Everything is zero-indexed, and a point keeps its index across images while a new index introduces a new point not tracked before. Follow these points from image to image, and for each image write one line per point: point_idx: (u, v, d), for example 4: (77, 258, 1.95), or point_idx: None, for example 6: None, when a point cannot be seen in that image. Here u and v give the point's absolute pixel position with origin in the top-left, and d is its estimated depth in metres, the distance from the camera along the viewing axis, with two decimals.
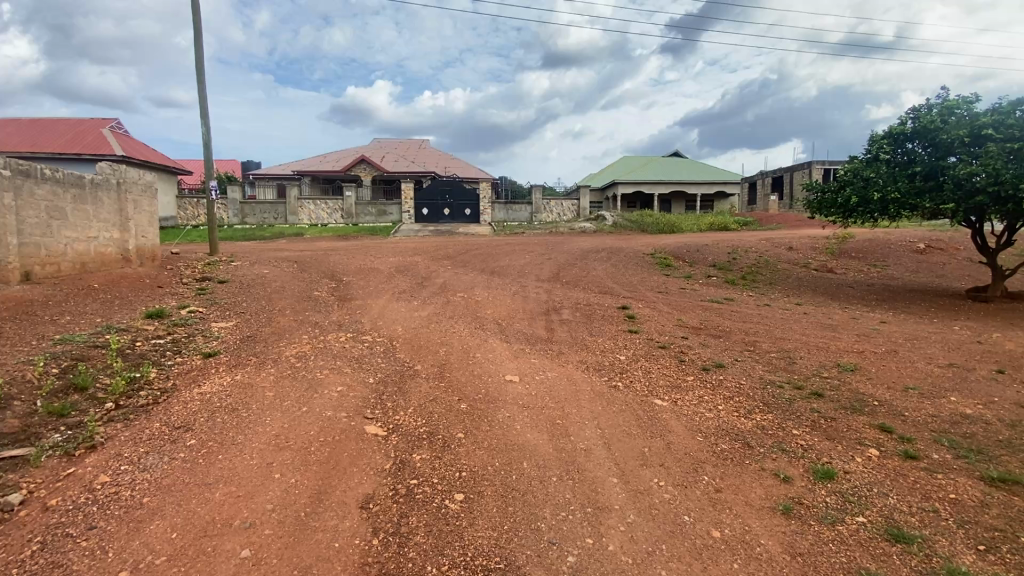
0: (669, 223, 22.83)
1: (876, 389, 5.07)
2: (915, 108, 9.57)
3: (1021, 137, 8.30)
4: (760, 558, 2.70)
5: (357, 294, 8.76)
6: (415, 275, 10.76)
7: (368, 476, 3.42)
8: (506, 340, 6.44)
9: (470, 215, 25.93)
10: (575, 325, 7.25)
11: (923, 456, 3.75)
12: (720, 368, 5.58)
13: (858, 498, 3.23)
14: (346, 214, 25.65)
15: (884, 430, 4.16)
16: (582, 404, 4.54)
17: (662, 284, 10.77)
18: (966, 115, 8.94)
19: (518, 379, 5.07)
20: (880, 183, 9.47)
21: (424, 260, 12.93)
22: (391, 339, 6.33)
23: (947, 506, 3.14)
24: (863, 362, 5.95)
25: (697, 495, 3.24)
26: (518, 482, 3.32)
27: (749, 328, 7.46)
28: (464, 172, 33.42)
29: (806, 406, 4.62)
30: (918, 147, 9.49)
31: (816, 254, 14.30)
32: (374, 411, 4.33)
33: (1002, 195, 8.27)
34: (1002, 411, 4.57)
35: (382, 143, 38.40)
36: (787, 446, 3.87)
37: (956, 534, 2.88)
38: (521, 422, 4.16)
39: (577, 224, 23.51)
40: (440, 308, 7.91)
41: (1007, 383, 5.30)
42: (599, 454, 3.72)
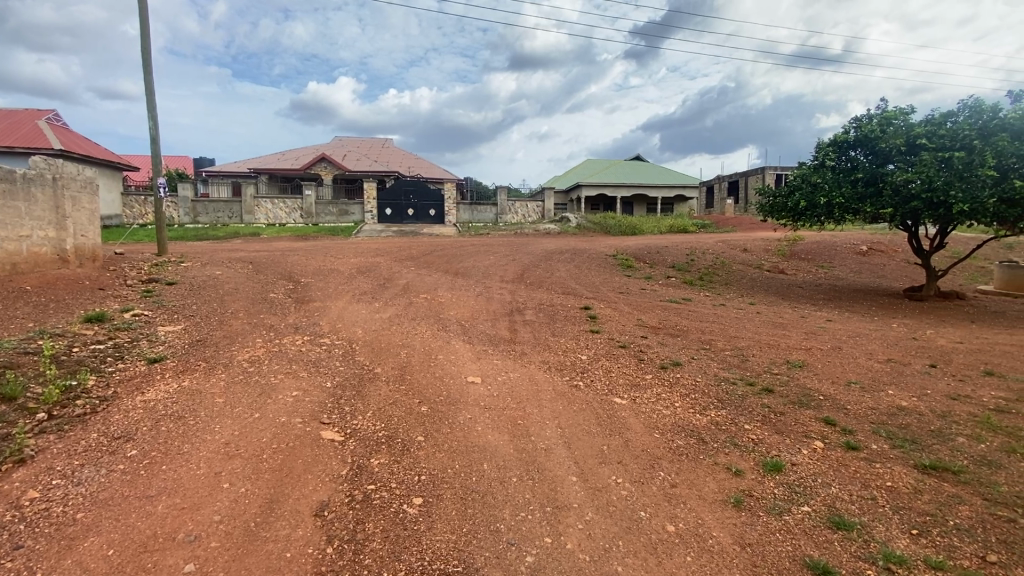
0: (631, 225, 23.37)
1: (822, 384, 5.32)
2: (858, 118, 10.13)
3: (951, 147, 8.89)
4: (712, 550, 2.77)
5: (316, 295, 8.55)
6: (377, 276, 10.64)
7: (324, 482, 3.33)
8: (469, 341, 6.43)
9: (435, 216, 25.69)
10: (539, 326, 7.30)
11: (863, 447, 3.96)
12: (677, 366, 5.73)
13: (805, 488, 3.37)
14: (306, 214, 24.96)
15: (829, 423, 4.37)
16: (543, 404, 4.57)
17: (623, 284, 11.01)
18: (903, 125, 9.49)
19: (480, 380, 5.06)
20: (826, 189, 9.95)
21: (387, 261, 12.75)
22: (351, 341, 6.20)
23: (884, 493, 3.33)
24: (810, 358, 6.23)
25: (653, 491, 3.31)
26: (477, 484, 3.30)
27: (705, 327, 7.66)
28: (429, 172, 33.14)
29: (757, 401, 4.80)
30: (860, 155, 10.04)
31: (768, 255, 14.91)
32: (331, 416, 4.22)
33: (934, 201, 8.86)
34: (934, 403, 4.88)
35: (344, 141, 37.71)
36: (738, 440, 4.01)
37: (891, 520, 3.05)
38: (482, 423, 4.15)
39: (541, 226, 23.76)
40: (403, 310, 7.85)
41: (938, 377, 5.67)
42: (559, 453, 3.74)
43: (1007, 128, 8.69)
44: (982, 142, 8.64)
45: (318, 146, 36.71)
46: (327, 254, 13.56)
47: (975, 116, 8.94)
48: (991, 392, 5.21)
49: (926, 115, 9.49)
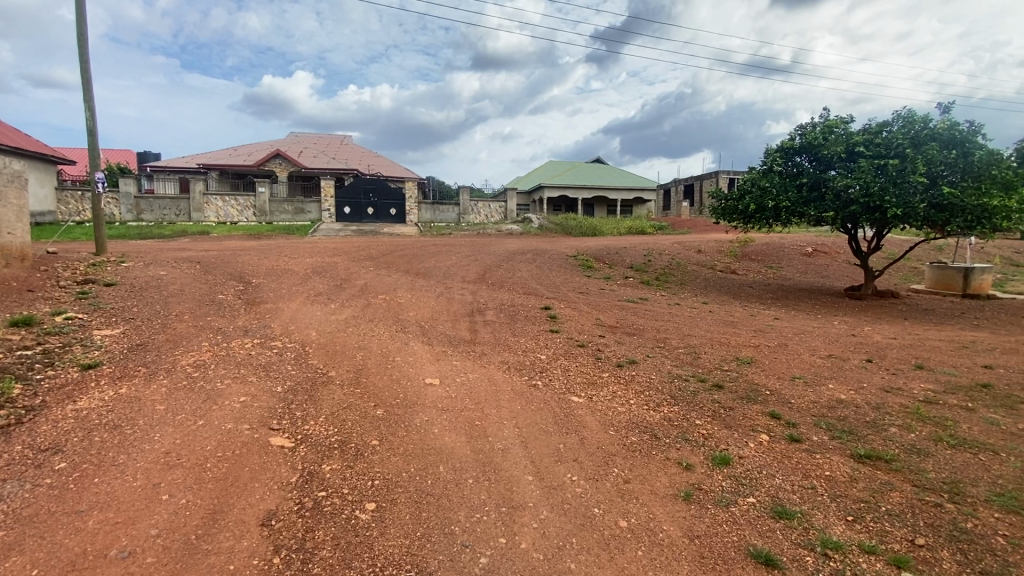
0: (591, 226, 23.74)
1: (769, 379, 5.56)
2: (802, 126, 10.65)
3: (886, 154, 9.45)
4: (662, 543, 2.84)
5: (268, 297, 8.25)
6: (334, 276, 10.37)
7: (272, 490, 3.21)
8: (428, 342, 6.35)
9: (395, 215, 25.28)
10: (499, 326, 7.31)
11: (805, 439, 4.16)
12: (633, 364, 5.86)
13: (750, 480, 3.51)
14: (259, 212, 24.06)
15: (774, 417, 4.57)
16: (501, 404, 4.57)
17: (583, 284, 11.17)
18: (844, 133, 10.04)
19: (438, 382, 5.00)
20: (774, 193, 10.43)
21: (344, 261, 12.44)
22: (304, 344, 6.02)
23: (823, 482, 3.51)
24: (758, 355, 6.50)
25: (607, 487, 3.36)
26: (433, 487, 3.26)
27: (661, 326, 7.86)
28: (390, 170, 32.59)
29: (708, 397, 4.96)
30: (805, 161, 10.53)
31: (721, 256, 15.46)
32: (281, 422, 4.07)
33: (871, 205, 9.42)
34: (870, 395, 5.18)
35: (301, 138, 36.59)
36: (690, 436, 4.13)
37: (829, 507, 3.22)
38: (439, 425, 4.11)
39: (504, 226, 23.80)
40: (360, 311, 7.68)
41: (873, 371, 6.03)
42: (515, 453, 3.75)
43: (936, 138, 9.32)
44: (914, 150, 9.25)
45: (273, 142, 35.46)
46: (282, 254, 13.12)
47: (907, 126, 9.55)
48: (921, 385, 5.58)
49: (864, 124, 10.07)
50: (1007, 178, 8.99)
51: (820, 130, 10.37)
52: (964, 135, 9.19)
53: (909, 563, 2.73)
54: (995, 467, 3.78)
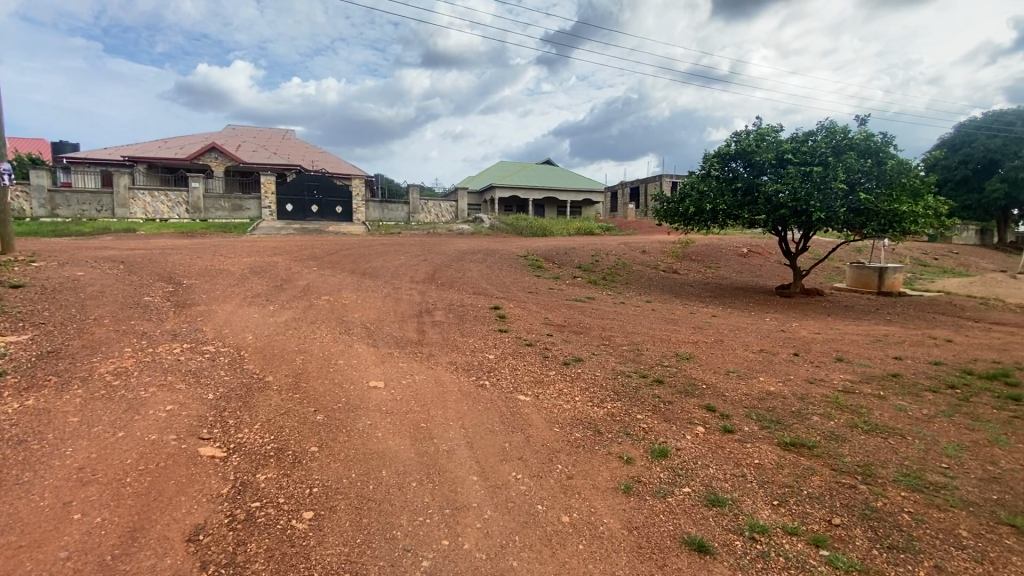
0: (541, 227, 24.01)
1: (706, 373, 5.83)
2: (737, 134, 11.22)
3: (811, 162, 10.14)
4: (602, 536, 2.91)
5: (200, 298, 7.78)
6: (274, 277, 9.93)
7: (200, 504, 3.03)
8: (373, 344, 6.21)
9: (341, 214, 24.53)
10: (447, 326, 7.25)
11: (737, 429, 4.39)
12: (579, 362, 5.98)
13: (686, 471, 3.66)
14: (193, 208, 22.66)
15: (710, 409, 4.79)
16: (447, 405, 4.53)
17: (532, 284, 11.25)
18: (774, 142, 10.68)
19: (383, 384, 4.90)
20: (711, 197, 10.96)
21: (285, 261, 11.93)
22: (240, 348, 5.73)
23: (752, 470, 3.72)
24: (696, 351, 6.81)
25: (550, 484, 3.41)
26: (374, 493, 3.18)
27: (607, 325, 8.06)
28: (335, 167, 31.59)
29: (649, 392, 5.14)
30: (739, 166, 11.10)
31: (664, 257, 16.06)
32: (212, 431, 3.86)
33: (798, 209, 10.09)
34: (796, 386, 5.55)
35: (239, 131, 34.79)
36: (631, 430, 4.26)
37: (757, 494, 3.42)
38: (383, 428, 4.02)
39: (454, 226, 23.64)
40: (302, 313, 7.40)
41: (800, 364, 6.46)
42: (460, 453, 3.73)
43: (854, 147, 10.09)
44: (835, 159, 9.97)
45: (207, 134, 33.50)
46: (217, 253, 12.42)
47: (829, 136, 10.28)
48: (841, 376, 6.03)
49: (792, 133, 10.74)
50: (914, 186, 9.87)
51: (754, 137, 10.97)
52: (878, 145, 9.99)
53: (827, 542, 2.94)
54: (902, 449, 4.14)
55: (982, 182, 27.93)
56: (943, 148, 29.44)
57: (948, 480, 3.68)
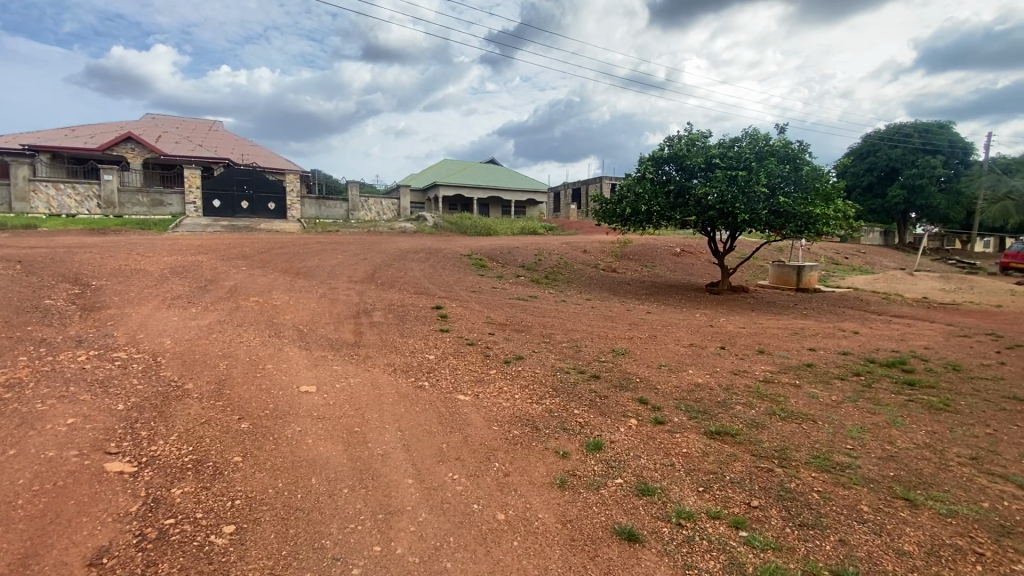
0: (485, 226, 24.01)
1: (640, 368, 6.06)
2: (669, 139, 11.73)
3: (736, 167, 10.76)
4: (537, 532, 2.95)
5: (111, 301, 7.14)
6: (198, 277, 9.31)
7: (105, 523, 2.78)
8: (306, 346, 5.97)
9: (274, 210, 23.34)
10: (386, 327, 7.08)
11: (667, 420, 4.59)
12: (520, 360, 6.03)
13: (619, 462, 3.78)
14: (105, 203, 20.82)
15: (642, 402, 4.97)
16: (384, 408, 4.43)
17: (475, 284, 11.21)
18: (704, 147, 11.27)
19: (314, 389, 4.70)
20: (646, 198, 11.40)
21: (211, 260, 11.20)
22: (156, 354, 5.32)
23: (680, 459, 3.90)
24: (632, 346, 7.05)
25: (487, 483, 3.41)
26: (302, 502, 3.05)
27: (547, 323, 8.17)
28: (269, 162, 30.04)
29: (587, 387, 5.26)
30: (672, 170, 11.60)
31: (604, 256, 16.51)
32: (121, 444, 3.56)
33: (724, 211, 10.69)
34: (722, 378, 5.89)
35: (159, 120, 32.30)
36: (568, 425, 4.35)
37: (684, 481, 3.59)
38: (313, 434, 3.87)
39: (396, 224, 23.15)
40: (229, 315, 6.98)
41: (726, 356, 6.85)
42: (395, 457, 3.66)
43: (774, 154, 10.83)
44: (757, 164, 10.66)
45: (121, 123, 30.82)
46: (132, 252, 11.45)
47: (753, 142, 10.98)
48: (761, 367, 6.45)
49: (719, 139, 11.38)
50: (826, 191, 10.72)
51: (685, 142, 11.52)
52: (795, 152, 10.78)
53: (745, 523, 3.13)
54: (813, 433, 4.49)
55: (885, 188, 30.85)
56: (852, 156, 32.18)
57: (851, 460, 4.03)
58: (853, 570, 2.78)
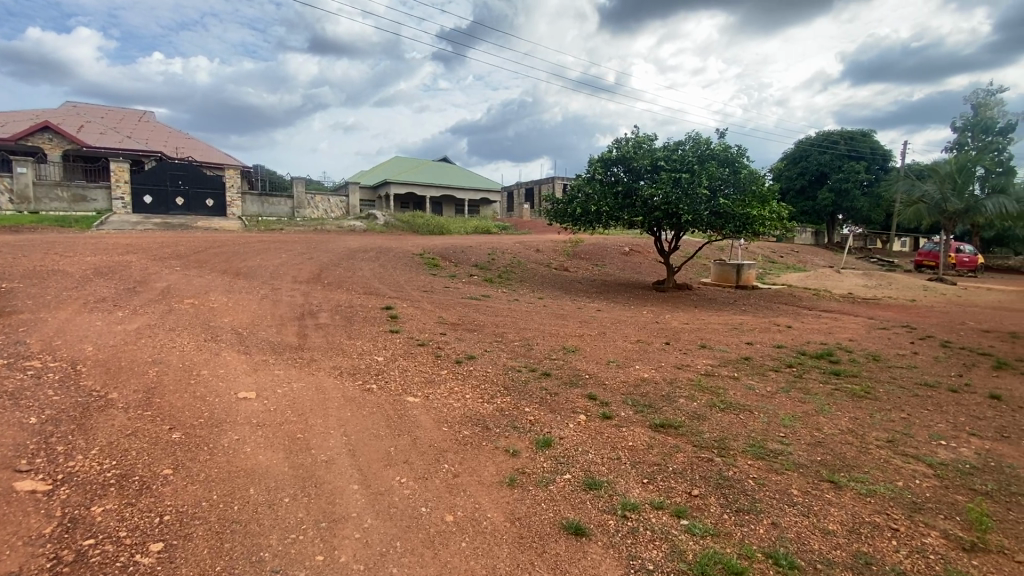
0: (438, 225, 23.75)
1: (589, 364, 6.19)
2: (617, 141, 12.03)
3: (680, 169, 11.17)
4: (485, 531, 2.95)
5: (23, 306, 6.53)
6: (126, 278, 8.67)
7: (12, 548, 2.54)
8: (246, 350, 5.69)
9: (213, 207, 22.10)
10: (332, 329, 6.87)
11: (614, 415, 4.71)
12: (471, 360, 6.01)
13: (567, 458, 3.85)
14: (18, 198, 19.03)
15: (591, 398, 5.08)
16: (329, 413, 4.29)
17: (427, 284, 11.07)
18: (649, 150, 11.63)
19: (254, 395, 4.49)
20: (596, 199, 11.65)
21: (141, 260, 10.47)
22: (75, 362, 4.91)
23: (626, 452, 4.01)
24: (582, 343, 7.19)
25: (436, 485, 3.38)
26: (239, 513, 2.91)
27: (499, 322, 8.18)
28: (206, 156, 28.43)
29: (537, 385, 5.32)
30: (621, 171, 11.90)
31: (556, 255, 16.72)
32: (32, 461, 3.26)
33: (669, 212, 11.08)
34: (667, 372, 6.11)
35: (80, 109, 29.86)
36: (518, 423, 4.38)
37: (630, 473, 3.69)
38: (253, 442, 3.70)
39: (345, 223, 22.50)
40: (160, 318, 6.55)
41: (671, 351, 7.11)
42: (341, 462, 3.56)
43: (714, 157, 11.33)
44: (699, 167, 11.10)
45: (36, 111, 28.26)
46: (49, 252, 10.52)
47: (695, 146, 11.44)
48: (703, 361, 6.75)
49: (664, 143, 11.77)
50: (762, 193, 11.30)
51: (632, 145, 11.85)
52: (734, 156, 11.31)
53: (686, 511, 3.26)
54: (750, 423, 4.74)
55: (815, 191, 32.98)
56: (786, 161, 34.20)
57: (783, 446, 4.29)
58: (784, 551, 2.95)
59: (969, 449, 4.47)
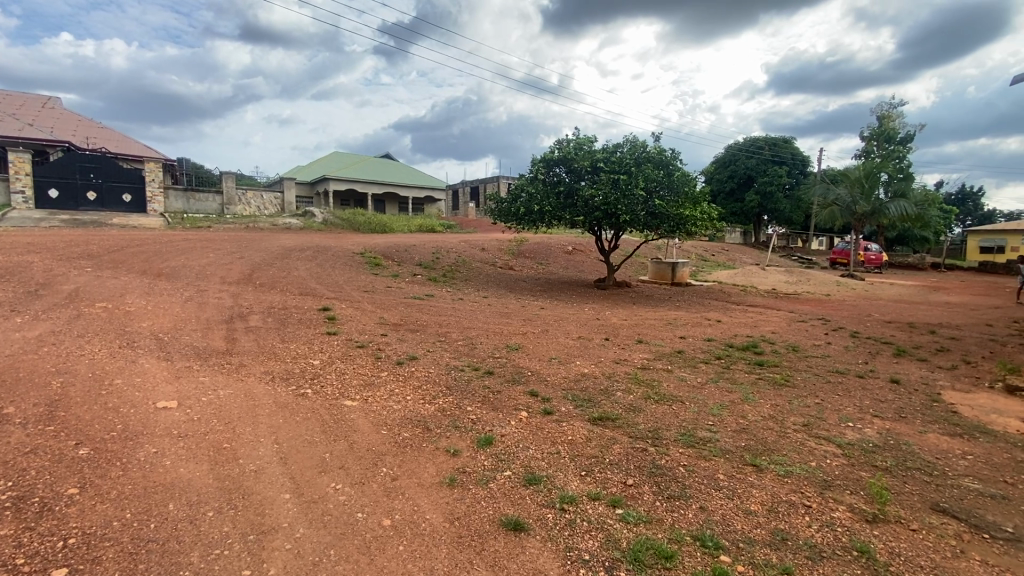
0: (380, 223, 23.21)
1: (532, 361, 6.27)
2: (559, 143, 12.25)
3: (618, 170, 11.53)
4: (423, 533, 2.92)
5: None
6: (26, 280, 7.86)
7: None
8: (167, 357, 5.32)
9: (131, 203, 20.45)
10: (265, 332, 6.56)
11: (555, 411, 4.80)
12: (413, 360, 5.93)
13: (508, 455, 3.88)
14: None
15: (532, 395, 5.15)
16: (259, 420, 4.09)
17: (368, 283, 10.80)
18: (590, 151, 11.92)
19: (176, 405, 4.20)
20: (538, 199, 11.81)
21: (45, 260, 9.53)
22: None
23: (565, 446, 4.10)
24: (525, 341, 7.27)
25: (373, 489, 3.31)
26: (157, 532, 2.72)
27: (442, 321, 8.11)
28: (122, 147, 26.23)
29: (480, 384, 5.33)
30: (562, 172, 12.14)
31: (500, 254, 16.79)
32: None
33: (608, 212, 11.41)
34: (606, 367, 6.30)
35: None
36: (459, 423, 4.37)
37: (569, 467, 3.78)
38: (173, 455, 3.46)
39: (280, 220, 21.48)
40: (67, 324, 6.00)
41: (611, 347, 7.33)
42: (271, 471, 3.41)
43: (650, 160, 11.78)
44: (637, 169, 11.51)
45: None
46: None
47: (633, 149, 11.84)
48: (640, 355, 7.01)
49: (603, 145, 12.11)
50: (694, 195, 11.88)
51: (573, 146, 12.10)
52: (668, 159, 11.81)
53: (621, 501, 3.38)
54: (681, 413, 4.98)
55: (743, 193, 35.08)
56: (717, 164, 36.12)
57: (711, 434, 4.54)
58: (710, 532, 3.12)
59: (871, 429, 4.92)
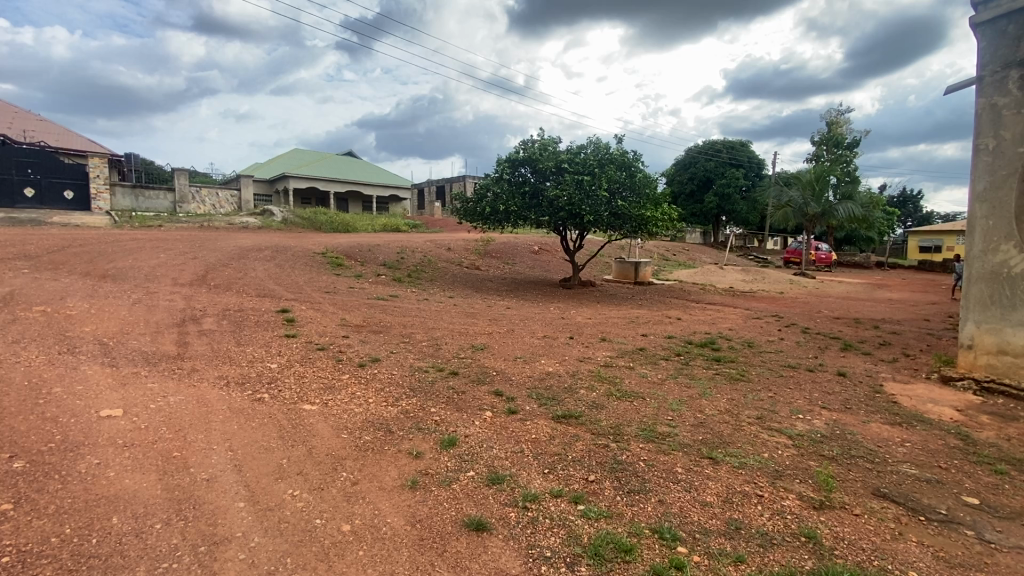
0: (343, 222, 22.74)
1: (496, 361, 6.28)
2: (524, 143, 12.30)
3: (582, 171, 11.67)
4: (384, 537, 2.89)
5: None
6: None
7: None
8: (112, 363, 5.06)
9: (72, 200, 19.31)
10: (220, 335, 6.33)
11: (519, 410, 4.83)
12: (375, 362, 5.84)
13: (471, 455, 3.88)
14: None
15: (497, 394, 5.16)
16: (212, 427, 3.95)
17: (330, 284, 10.57)
18: (554, 152, 12.02)
19: (121, 413, 4.00)
20: (504, 199, 11.84)
21: None
22: None
23: (529, 445, 4.12)
24: (490, 341, 7.28)
25: (332, 495, 3.24)
26: (100, 547, 2.59)
27: (406, 322, 8.02)
28: (63, 141, 24.72)
29: (444, 385, 5.30)
30: (527, 172, 12.20)
31: (466, 254, 16.74)
32: None
33: (572, 212, 11.54)
34: (570, 365, 6.37)
35: None
36: (423, 424, 4.33)
37: (532, 465, 3.81)
38: (118, 466, 3.30)
39: (237, 219, 20.73)
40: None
41: (575, 345, 7.42)
42: (225, 479, 3.29)
43: (613, 161, 11.98)
44: (600, 170, 11.68)
45: None
46: None
47: (596, 150, 12.01)
48: (603, 353, 7.13)
49: (567, 146, 12.24)
50: (655, 196, 12.16)
51: (538, 147, 12.18)
52: (631, 161, 12.04)
53: (583, 497, 3.43)
54: (642, 409, 5.10)
55: (703, 195, 36.17)
56: (678, 166, 37.08)
57: (671, 429, 4.67)
58: (668, 525, 3.21)
59: (819, 420, 5.17)
